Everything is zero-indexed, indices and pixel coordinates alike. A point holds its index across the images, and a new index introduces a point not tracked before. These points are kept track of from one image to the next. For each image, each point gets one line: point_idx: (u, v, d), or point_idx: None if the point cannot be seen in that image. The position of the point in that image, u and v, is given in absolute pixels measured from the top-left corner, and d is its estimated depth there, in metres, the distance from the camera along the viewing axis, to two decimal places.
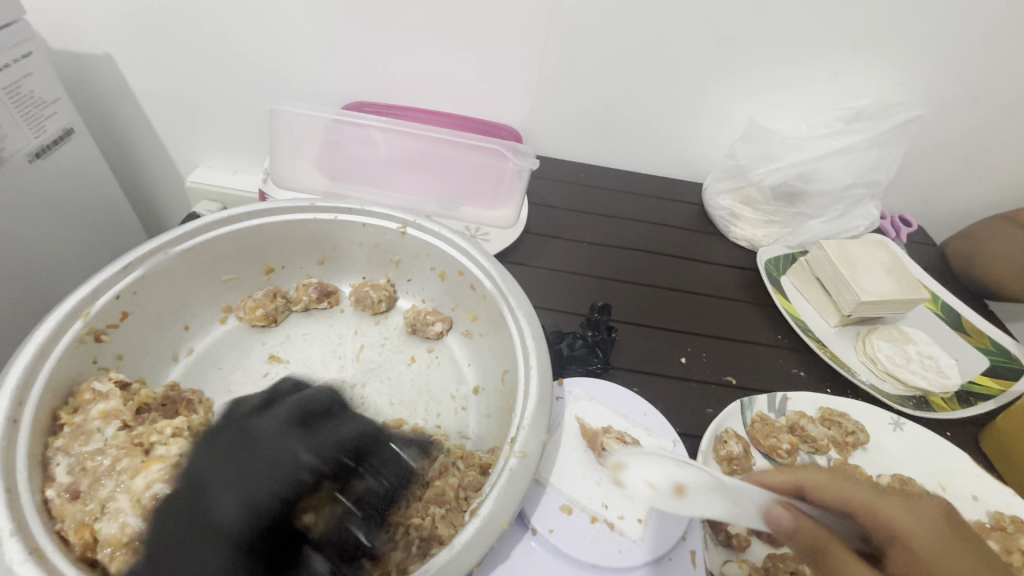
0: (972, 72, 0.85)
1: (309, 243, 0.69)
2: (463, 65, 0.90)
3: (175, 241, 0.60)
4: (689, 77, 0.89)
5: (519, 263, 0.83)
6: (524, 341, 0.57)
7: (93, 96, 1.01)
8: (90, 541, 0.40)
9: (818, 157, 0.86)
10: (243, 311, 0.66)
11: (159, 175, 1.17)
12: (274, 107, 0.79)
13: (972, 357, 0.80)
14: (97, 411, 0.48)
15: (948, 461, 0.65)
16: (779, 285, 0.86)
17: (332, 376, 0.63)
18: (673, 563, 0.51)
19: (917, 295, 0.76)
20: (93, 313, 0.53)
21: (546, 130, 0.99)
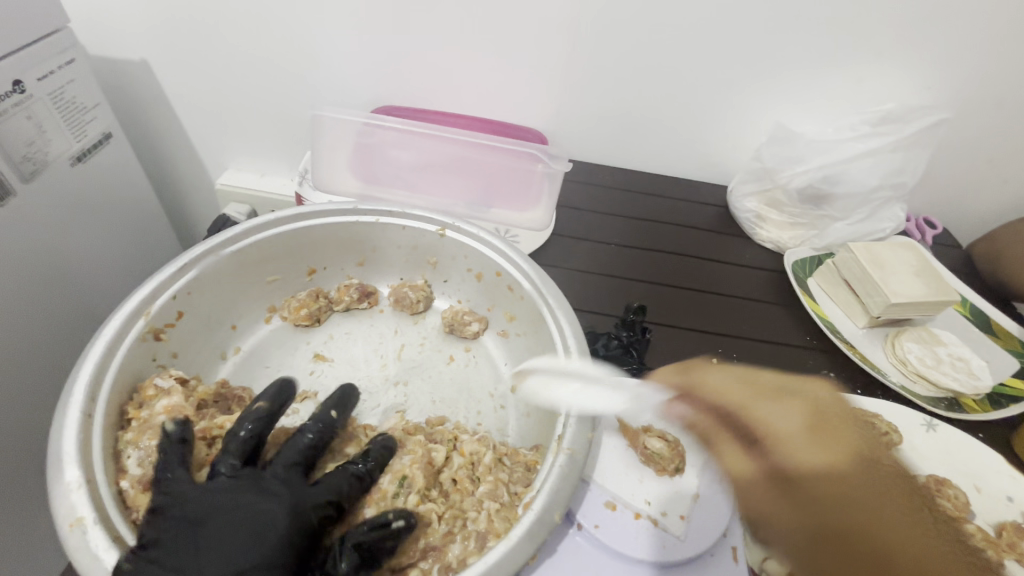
0: (1000, 75, 0.85)
1: (350, 244, 0.71)
2: (492, 69, 0.92)
3: (226, 243, 0.62)
4: (714, 81, 0.90)
5: (550, 265, 0.85)
6: (565, 341, 0.59)
7: (129, 101, 1.04)
8: None
9: (844, 161, 0.87)
10: (287, 310, 0.68)
11: (190, 178, 1.20)
12: (316, 113, 0.82)
13: (1002, 359, 0.80)
14: (162, 406, 0.50)
15: (982, 462, 0.66)
16: (806, 287, 0.86)
17: (374, 374, 0.65)
18: (715, 559, 0.52)
19: (947, 296, 0.76)
20: (153, 312, 0.55)
21: (571, 133, 1.00)
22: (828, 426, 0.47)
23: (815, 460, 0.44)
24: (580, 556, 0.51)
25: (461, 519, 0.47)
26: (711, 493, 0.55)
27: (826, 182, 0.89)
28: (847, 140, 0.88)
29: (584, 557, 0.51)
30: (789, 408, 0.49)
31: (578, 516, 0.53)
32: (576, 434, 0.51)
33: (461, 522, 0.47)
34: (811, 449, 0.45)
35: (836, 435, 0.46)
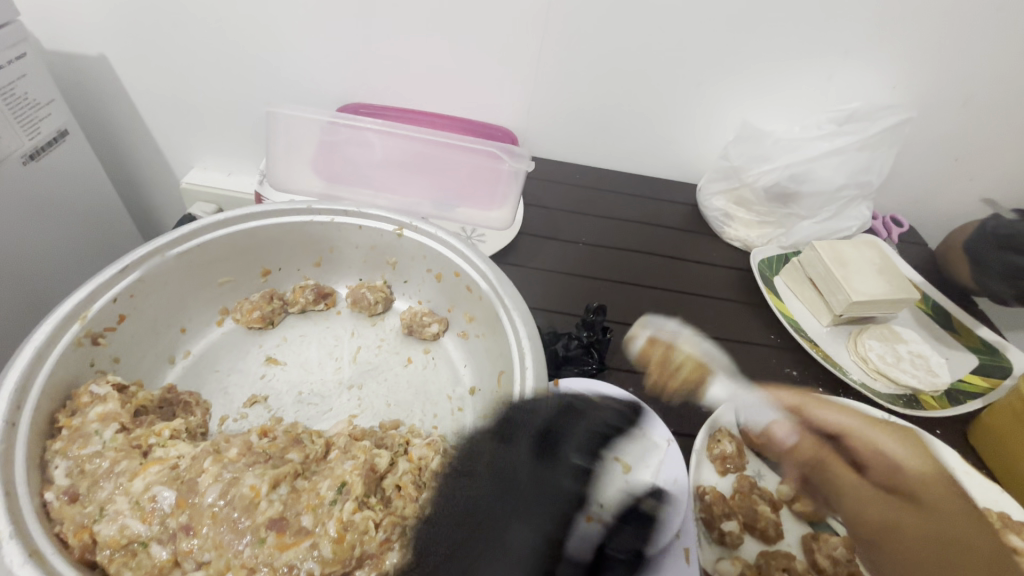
0: (962, 75, 0.86)
1: (305, 244, 0.69)
2: (459, 67, 0.91)
3: (171, 244, 0.60)
4: (683, 79, 0.89)
5: (515, 264, 0.84)
6: (520, 342, 0.58)
7: (88, 98, 1.01)
8: (89, 543, 0.41)
9: (812, 158, 0.87)
10: (239, 313, 0.66)
11: (154, 177, 1.17)
12: (270, 110, 0.80)
13: (960, 356, 0.82)
14: (95, 414, 0.48)
15: (938, 459, 0.66)
16: (771, 286, 0.87)
17: (329, 377, 0.63)
18: (666, 559, 0.51)
19: (907, 294, 0.77)
20: (90, 316, 0.53)
21: (542, 130, 0.99)
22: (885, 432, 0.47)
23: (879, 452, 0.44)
24: None
25: (403, 525, 0.45)
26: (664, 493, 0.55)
27: (793, 181, 0.89)
28: (814, 137, 0.89)
29: None
30: (845, 414, 0.49)
31: None
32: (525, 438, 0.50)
33: (401, 529, 0.45)
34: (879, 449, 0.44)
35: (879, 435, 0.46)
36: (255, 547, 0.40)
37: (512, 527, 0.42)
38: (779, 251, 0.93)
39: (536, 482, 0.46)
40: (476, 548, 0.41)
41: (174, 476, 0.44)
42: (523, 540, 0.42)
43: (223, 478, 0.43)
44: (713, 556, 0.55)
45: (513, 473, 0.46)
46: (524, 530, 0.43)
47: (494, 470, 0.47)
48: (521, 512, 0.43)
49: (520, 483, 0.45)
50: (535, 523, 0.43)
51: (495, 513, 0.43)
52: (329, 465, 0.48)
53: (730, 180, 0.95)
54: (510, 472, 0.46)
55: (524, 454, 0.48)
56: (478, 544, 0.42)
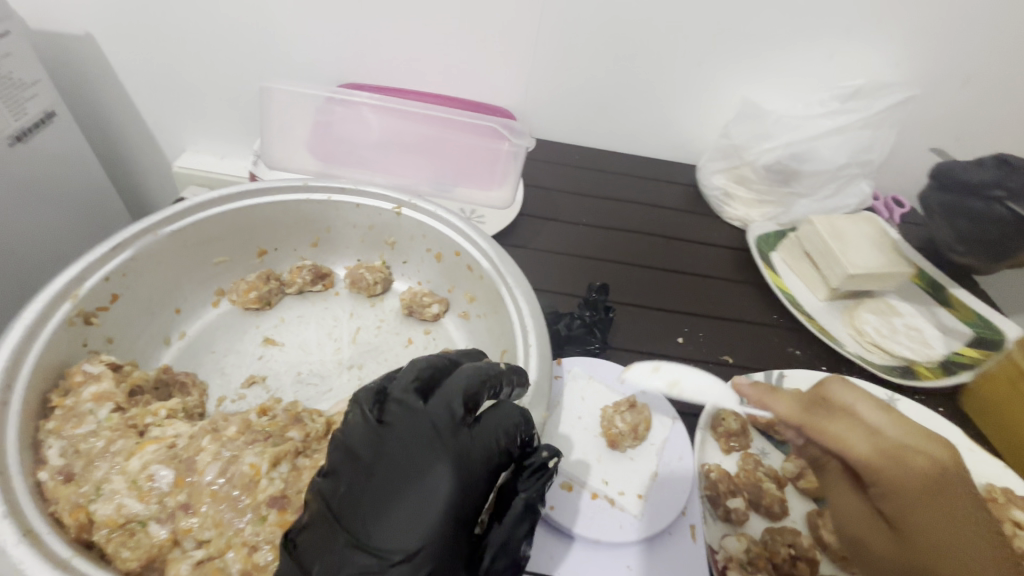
0: (969, 52, 0.84)
1: (302, 224, 0.68)
2: (456, 44, 0.88)
3: (165, 222, 0.58)
4: (686, 57, 0.88)
5: (516, 245, 0.83)
6: (523, 320, 0.57)
7: (74, 78, 0.98)
8: (85, 523, 0.39)
9: (815, 137, 0.85)
10: (236, 293, 0.65)
11: (145, 160, 1.14)
12: (264, 86, 0.77)
13: (956, 330, 0.81)
14: (89, 394, 0.47)
15: (941, 435, 0.66)
16: (769, 261, 0.87)
17: (328, 358, 0.62)
18: (674, 537, 0.52)
19: (903, 270, 0.78)
20: (82, 294, 0.52)
21: (540, 111, 0.98)
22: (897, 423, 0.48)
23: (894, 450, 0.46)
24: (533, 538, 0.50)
25: None
26: (670, 472, 0.56)
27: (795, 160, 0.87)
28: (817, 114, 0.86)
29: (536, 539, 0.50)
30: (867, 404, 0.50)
31: None
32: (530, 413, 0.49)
33: None
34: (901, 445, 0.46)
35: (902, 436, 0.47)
36: (257, 525, 0.40)
37: (437, 471, 0.38)
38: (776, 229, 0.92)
39: (456, 434, 0.41)
40: (386, 495, 0.37)
41: (172, 455, 0.43)
42: (438, 488, 0.38)
43: (222, 457, 0.42)
44: (719, 532, 0.54)
45: (433, 423, 0.41)
46: (446, 472, 0.38)
47: (406, 420, 0.41)
48: (440, 458, 0.39)
49: (437, 436, 0.40)
50: (463, 466, 0.39)
51: (410, 460, 0.39)
52: None
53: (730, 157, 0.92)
54: (426, 422, 0.41)
55: (439, 407, 0.42)
56: (391, 493, 0.38)
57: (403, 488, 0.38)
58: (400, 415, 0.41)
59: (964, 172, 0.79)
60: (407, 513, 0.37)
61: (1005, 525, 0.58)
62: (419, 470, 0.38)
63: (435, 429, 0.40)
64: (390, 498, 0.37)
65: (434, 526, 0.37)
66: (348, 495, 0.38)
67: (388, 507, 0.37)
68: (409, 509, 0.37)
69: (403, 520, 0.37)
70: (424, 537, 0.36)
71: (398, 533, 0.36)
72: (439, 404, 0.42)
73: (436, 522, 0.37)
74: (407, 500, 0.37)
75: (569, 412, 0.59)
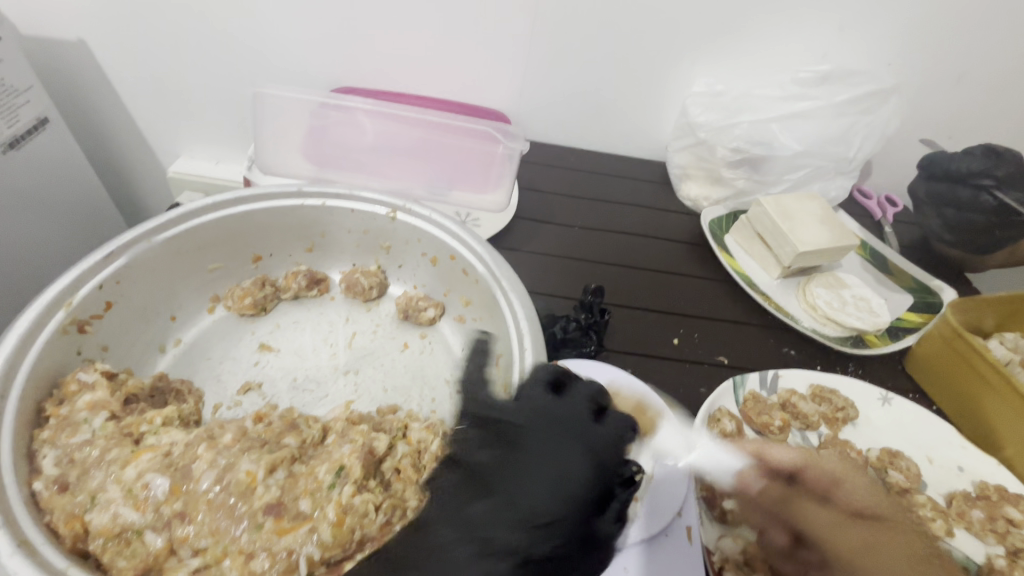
0: (957, 52, 0.85)
1: (297, 229, 0.68)
2: (450, 49, 0.89)
3: (158, 229, 0.58)
4: (678, 59, 0.88)
5: (511, 248, 0.83)
6: (518, 324, 0.57)
7: (68, 85, 0.98)
8: (81, 532, 0.40)
9: (771, 119, 0.87)
10: (231, 299, 0.65)
11: (140, 166, 1.14)
12: (258, 91, 0.78)
13: (897, 296, 0.84)
14: (83, 403, 0.47)
15: (934, 433, 0.67)
16: (723, 244, 0.88)
17: (324, 363, 0.62)
18: (670, 539, 0.52)
19: (847, 241, 0.79)
20: (75, 303, 0.51)
21: (535, 113, 0.98)
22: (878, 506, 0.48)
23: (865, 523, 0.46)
24: None
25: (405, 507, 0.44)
26: (665, 474, 0.56)
27: (751, 142, 0.88)
28: (780, 96, 0.87)
29: None
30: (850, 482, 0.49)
31: None
32: None
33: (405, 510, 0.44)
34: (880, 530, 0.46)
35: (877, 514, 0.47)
36: (252, 533, 0.40)
37: (574, 456, 0.44)
38: (727, 210, 0.94)
39: (590, 424, 0.46)
40: (504, 474, 0.42)
41: (167, 463, 0.43)
42: (574, 467, 0.43)
43: (218, 464, 0.42)
44: (715, 533, 0.55)
45: (565, 419, 0.46)
46: (579, 457, 0.44)
47: (533, 406, 0.47)
48: (576, 444, 0.44)
49: (568, 426, 0.46)
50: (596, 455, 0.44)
51: (552, 445, 0.44)
52: (326, 449, 0.47)
53: (686, 136, 0.93)
54: (553, 412, 0.47)
55: (568, 404, 0.47)
56: (506, 473, 0.42)
57: (540, 463, 0.43)
58: (514, 412, 0.47)
59: (952, 164, 0.82)
60: (548, 479, 0.42)
61: (999, 522, 0.59)
62: (559, 452, 0.44)
63: (563, 420, 0.46)
64: (532, 474, 0.42)
65: (571, 499, 0.42)
66: (485, 472, 0.43)
67: (528, 485, 0.42)
68: (549, 483, 0.42)
69: (541, 492, 0.41)
70: (565, 507, 0.41)
71: (547, 503, 0.41)
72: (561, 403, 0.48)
73: (567, 493, 0.42)
74: (536, 475, 0.42)
75: None
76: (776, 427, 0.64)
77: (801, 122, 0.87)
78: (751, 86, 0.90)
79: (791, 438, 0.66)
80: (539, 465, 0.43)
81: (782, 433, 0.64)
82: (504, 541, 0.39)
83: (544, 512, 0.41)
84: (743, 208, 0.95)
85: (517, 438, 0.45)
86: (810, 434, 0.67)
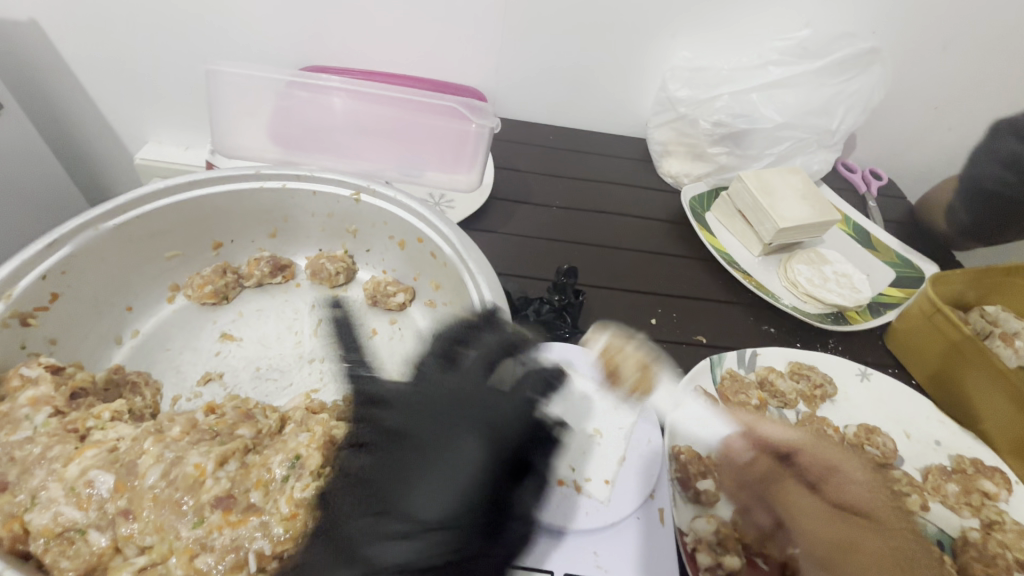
0: (944, 19, 0.83)
1: (258, 214, 0.65)
2: (420, 24, 0.85)
3: (107, 216, 0.55)
4: (658, 30, 0.85)
5: (486, 230, 0.81)
6: (485, 308, 0.55)
7: (20, 69, 0.92)
8: (20, 533, 0.38)
9: (752, 90, 0.84)
10: (191, 288, 0.63)
11: (104, 152, 1.10)
12: (211, 68, 0.73)
13: (880, 271, 0.83)
14: (26, 398, 0.45)
15: (912, 409, 0.66)
16: (703, 222, 0.87)
17: (289, 351, 0.61)
18: (643, 522, 0.51)
19: (828, 217, 0.78)
20: (16, 295, 0.49)
21: (512, 90, 0.95)
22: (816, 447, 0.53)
23: (832, 486, 0.50)
24: None
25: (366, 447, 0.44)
26: (639, 455, 0.55)
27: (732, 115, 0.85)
28: (760, 66, 0.85)
29: None
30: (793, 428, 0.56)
31: None
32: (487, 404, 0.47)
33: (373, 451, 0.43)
34: (833, 483, 0.50)
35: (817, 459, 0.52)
36: (195, 528, 0.38)
37: (476, 445, 0.43)
38: (708, 186, 0.92)
39: (418, 422, 0.44)
40: (411, 473, 0.41)
41: (113, 459, 0.42)
42: (463, 455, 0.42)
43: (164, 458, 0.41)
44: (690, 514, 0.54)
45: (484, 403, 0.46)
46: (467, 448, 0.43)
47: (457, 387, 0.47)
48: (468, 426, 0.44)
49: (399, 436, 0.43)
50: (501, 444, 0.44)
51: (440, 435, 0.43)
52: (282, 439, 0.46)
53: (666, 110, 0.91)
54: (434, 407, 0.45)
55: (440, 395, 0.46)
56: (398, 473, 0.41)
57: (424, 459, 0.42)
58: (432, 382, 0.48)
59: None
60: (433, 477, 0.41)
61: (974, 496, 0.58)
62: (388, 461, 0.42)
63: (474, 408, 0.45)
64: (428, 466, 0.42)
65: (464, 486, 0.41)
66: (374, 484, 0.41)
67: (413, 479, 0.41)
68: (446, 475, 0.41)
69: (440, 488, 0.41)
70: (461, 501, 0.41)
71: (418, 499, 0.40)
72: (402, 398, 0.46)
73: (470, 488, 0.41)
74: (434, 483, 0.41)
75: None
76: (753, 406, 0.63)
77: (782, 94, 0.85)
78: (732, 56, 0.88)
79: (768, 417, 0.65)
80: (419, 464, 0.42)
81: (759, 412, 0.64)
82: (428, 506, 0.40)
83: (449, 498, 0.41)
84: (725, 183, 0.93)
85: (405, 442, 0.43)
86: (788, 412, 0.65)
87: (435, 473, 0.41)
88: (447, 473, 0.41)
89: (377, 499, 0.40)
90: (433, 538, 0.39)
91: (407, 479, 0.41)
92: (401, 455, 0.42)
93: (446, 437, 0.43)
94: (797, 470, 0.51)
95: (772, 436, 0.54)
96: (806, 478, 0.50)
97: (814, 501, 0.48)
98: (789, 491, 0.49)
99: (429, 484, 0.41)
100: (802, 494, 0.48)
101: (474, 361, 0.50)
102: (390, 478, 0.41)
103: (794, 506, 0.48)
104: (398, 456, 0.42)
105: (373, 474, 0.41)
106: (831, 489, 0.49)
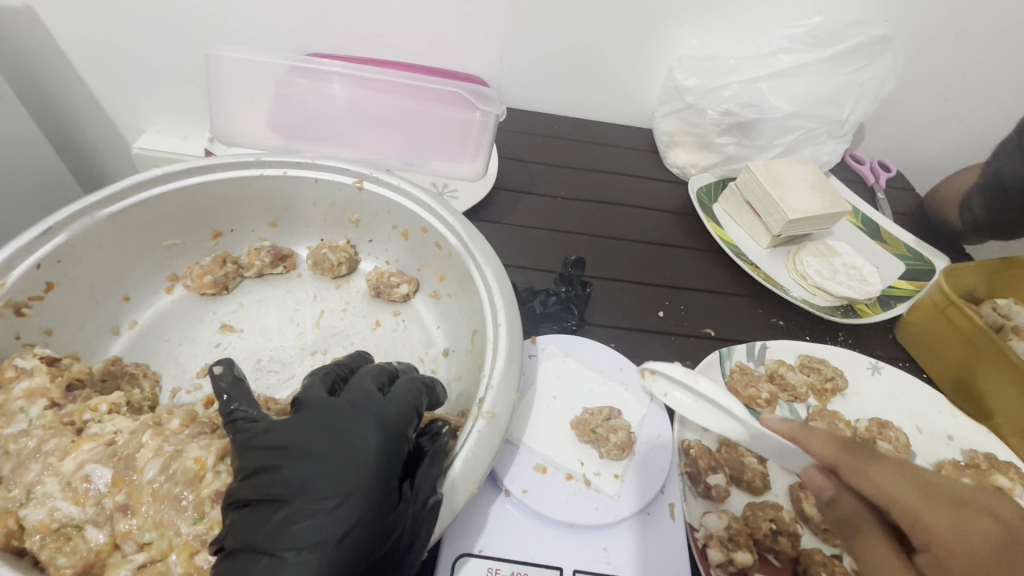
0: (959, 6, 0.81)
1: (258, 202, 0.64)
2: (423, 10, 0.83)
3: (103, 202, 0.54)
4: (666, 17, 0.83)
5: (490, 221, 0.79)
6: (492, 299, 0.54)
7: (14, 56, 0.90)
8: (15, 529, 0.37)
9: (761, 79, 0.83)
10: (190, 279, 0.61)
11: (101, 141, 1.08)
12: (209, 53, 0.71)
13: (890, 263, 0.82)
14: (21, 390, 0.44)
15: (924, 403, 0.65)
16: (711, 213, 0.85)
17: (290, 343, 0.60)
18: (653, 517, 0.50)
19: (839, 208, 0.76)
20: (9, 284, 0.48)
21: (516, 79, 0.93)
22: (932, 488, 0.40)
23: (947, 527, 0.37)
24: (507, 523, 0.48)
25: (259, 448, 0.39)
26: (647, 448, 0.54)
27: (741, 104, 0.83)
28: (769, 54, 0.83)
29: (512, 523, 0.48)
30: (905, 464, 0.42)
31: (505, 482, 0.50)
32: (498, 396, 0.47)
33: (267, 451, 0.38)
34: (953, 523, 0.37)
35: (935, 499, 0.39)
36: (195, 525, 0.37)
37: (365, 432, 0.39)
38: (715, 177, 0.91)
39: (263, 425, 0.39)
40: (306, 470, 0.37)
41: (110, 453, 0.41)
42: (359, 443, 0.38)
43: (164, 452, 0.40)
44: (700, 510, 0.52)
45: (353, 394, 0.42)
46: (364, 433, 0.39)
47: (311, 393, 0.41)
48: (362, 415, 0.40)
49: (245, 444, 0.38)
50: (386, 429, 0.40)
51: (337, 420, 0.39)
52: None
53: (673, 99, 0.90)
54: (327, 403, 0.40)
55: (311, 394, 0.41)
56: (290, 473, 0.37)
57: (311, 457, 0.37)
58: (309, 390, 0.42)
59: None
60: (334, 467, 0.37)
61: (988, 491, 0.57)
62: (279, 463, 0.37)
63: (346, 401, 0.41)
64: (322, 451, 0.37)
65: (365, 472, 0.37)
66: (269, 491, 0.36)
67: (306, 476, 0.36)
68: (340, 465, 0.37)
69: (336, 472, 0.37)
70: (354, 486, 0.36)
71: (314, 484, 0.36)
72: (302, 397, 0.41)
73: (367, 476, 0.37)
74: (331, 477, 0.36)
75: (542, 396, 0.57)
76: (764, 399, 0.62)
77: (792, 83, 0.83)
78: (740, 44, 0.86)
79: (778, 411, 0.64)
80: (313, 459, 0.37)
81: (770, 405, 0.62)
82: (328, 502, 0.36)
83: (350, 488, 0.36)
84: (733, 174, 0.92)
85: (275, 442, 0.38)
86: (798, 406, 0.65)
87: (336, 467, 0.37)
88: (349, 465, 0.37)
89: (274, 507, 0.36)
90: (337, 534, 0.35)
91: (303, 477, 0.36)
92: (293, 456, 0.37)
93: (300, 435, 0.38)
94: (924, 514, 0.38)
95: (868, 474, 0.41)
96: (943, 495, 0.39)
97: (955, 525, 0.37)
98: (920, 508, 0.38)
99: (329, 478, 0.36)
100: (930, 538, 0.37)
101: (369, 382, 0.44)
102: (286, 481, 0.36)
103: (929, 529, 0.37)
104: (275, 460, 0.37)
105: (268, 479, 0.37)
106: (946, 538, 0.37)
